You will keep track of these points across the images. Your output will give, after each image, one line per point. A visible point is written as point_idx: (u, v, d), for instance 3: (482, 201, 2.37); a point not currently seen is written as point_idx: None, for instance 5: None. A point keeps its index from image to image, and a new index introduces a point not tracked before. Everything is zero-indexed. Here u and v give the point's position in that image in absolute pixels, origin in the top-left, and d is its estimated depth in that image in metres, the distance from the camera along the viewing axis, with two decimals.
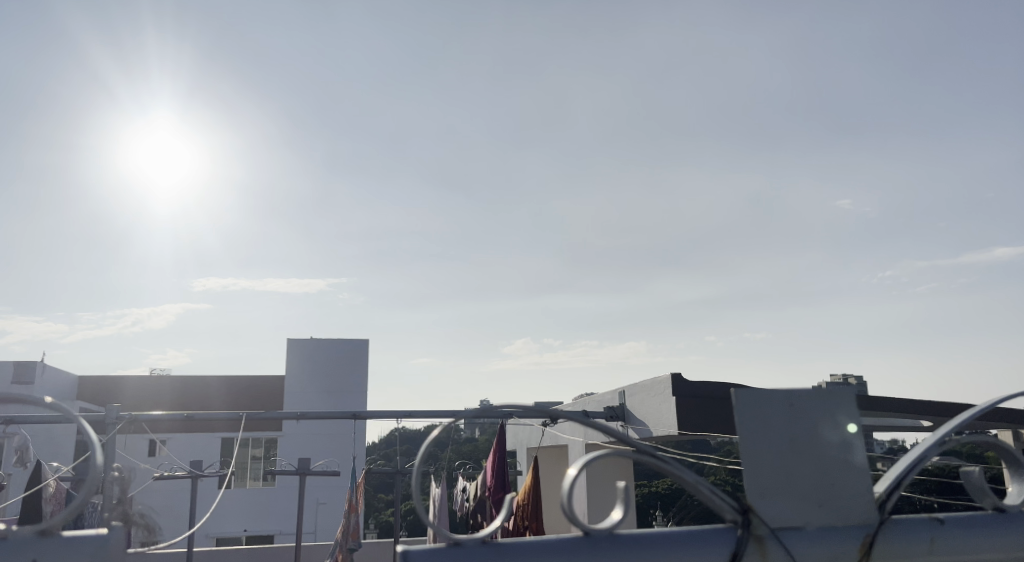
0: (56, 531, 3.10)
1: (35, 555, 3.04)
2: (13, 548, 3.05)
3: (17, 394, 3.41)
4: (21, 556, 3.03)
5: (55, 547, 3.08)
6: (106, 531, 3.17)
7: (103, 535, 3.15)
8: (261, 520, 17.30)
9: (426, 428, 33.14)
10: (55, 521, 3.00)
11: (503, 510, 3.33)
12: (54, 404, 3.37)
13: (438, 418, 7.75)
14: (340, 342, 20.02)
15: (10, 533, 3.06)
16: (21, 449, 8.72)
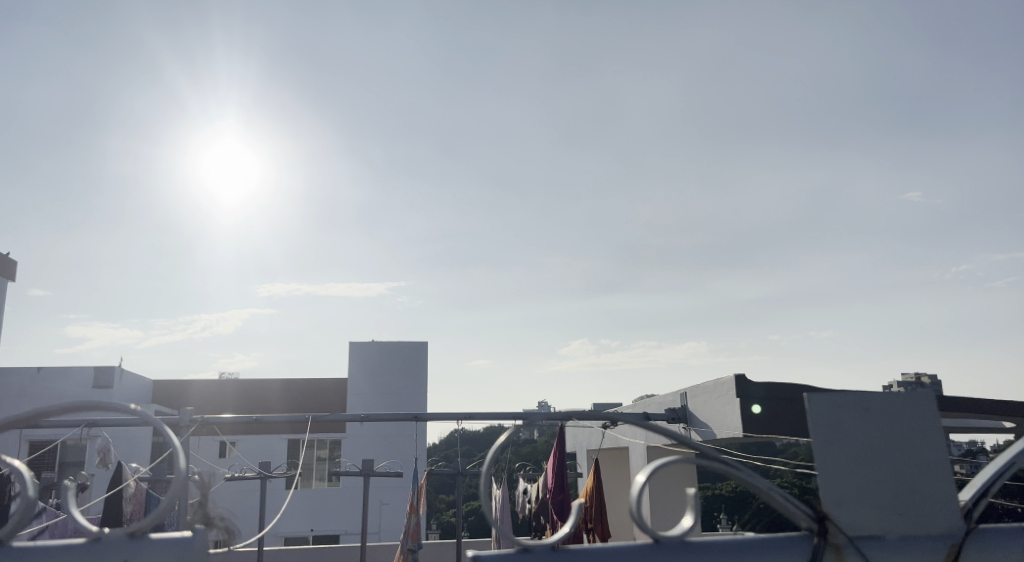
0: (144, 532, 3.24)
1: (126, 556, 3.18)
2: (104, 549, 3.18)
3: (99, 401, 3.57)
4: (113, 557, 3.17)
5: (143, 548, 3.20)
6: (190, 533, 3.29)
7: (187, 538, 3.28)
8: (327, 520, 17.67)
9: (487, 430, 33.30)
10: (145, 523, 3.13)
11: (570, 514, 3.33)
12: (140, 410, 3.54)
13: (498, 419, 7.78)
14: (400, 346, 20.33)
15: (102, 536, 3.21)
16: (103, 452, 9.08)
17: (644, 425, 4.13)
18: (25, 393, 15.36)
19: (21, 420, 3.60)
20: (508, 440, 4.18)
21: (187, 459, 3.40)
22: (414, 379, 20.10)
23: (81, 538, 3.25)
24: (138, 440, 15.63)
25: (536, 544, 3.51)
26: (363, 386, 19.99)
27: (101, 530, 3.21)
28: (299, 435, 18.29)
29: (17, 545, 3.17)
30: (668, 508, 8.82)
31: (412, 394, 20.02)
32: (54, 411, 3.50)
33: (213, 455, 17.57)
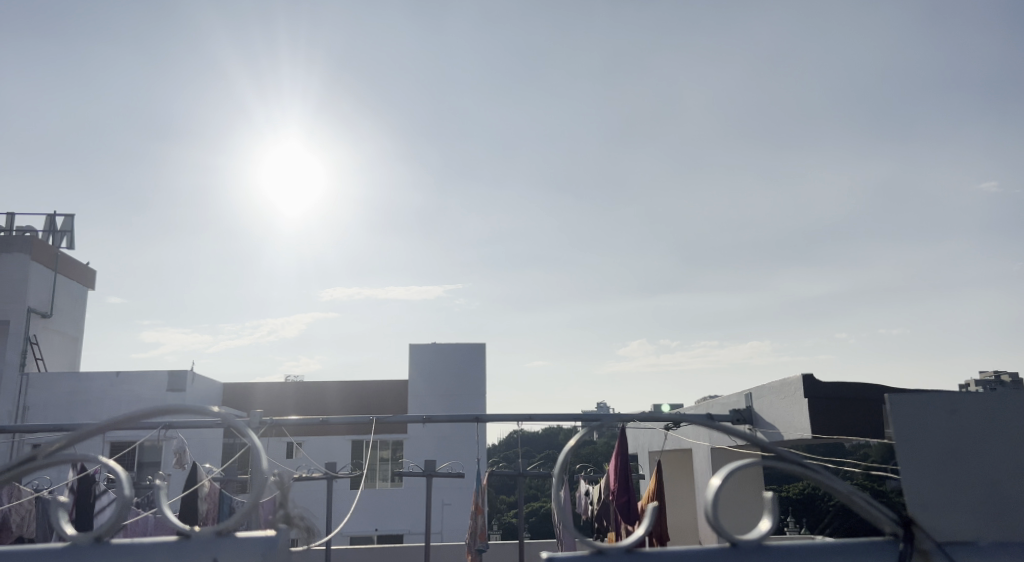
0: (231, 531, 3.35)
1: (214, 553, 3.29)
2: (195, 546, 3.30)
3: (184, 405, 3.71)
4: (203, 555, 3.28)
5: (231, 547, 3.31)
6: (274, 534, 3.40)
7: (270, 537, 3.38)
8: (391, 520, 17.93)
9: (546, 431, 33.25)
10: (235, 522, 3.23)
11: (644, 514, 3.31)
12: (222, 413, 3.70)
13: (559, 420, 7.78)
14: (459, 347, 20.50)
15: (193, 534, 3.33)
16: (179, 452, 9.42)
17: (715, 426, 4.08)
18: (105, 396, 16.04)
19: (111, 424, 3.75)
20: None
21: (270, 463, 3.52)
22: (473, 381, 20.25)
23: (172, 536, 3.37)
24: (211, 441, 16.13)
25: (610, 546, 3.49)
26: (423, 388, 20.22)
27: (191, 528, 3.32)
28: (363, 436, 18.62)
29: (112, 542, 3.29)
30: (742, 515, 8.65)
31: (472, 396, 20.16)
32: (141, 414, 3.66)
33: (281, 455, 18.02)
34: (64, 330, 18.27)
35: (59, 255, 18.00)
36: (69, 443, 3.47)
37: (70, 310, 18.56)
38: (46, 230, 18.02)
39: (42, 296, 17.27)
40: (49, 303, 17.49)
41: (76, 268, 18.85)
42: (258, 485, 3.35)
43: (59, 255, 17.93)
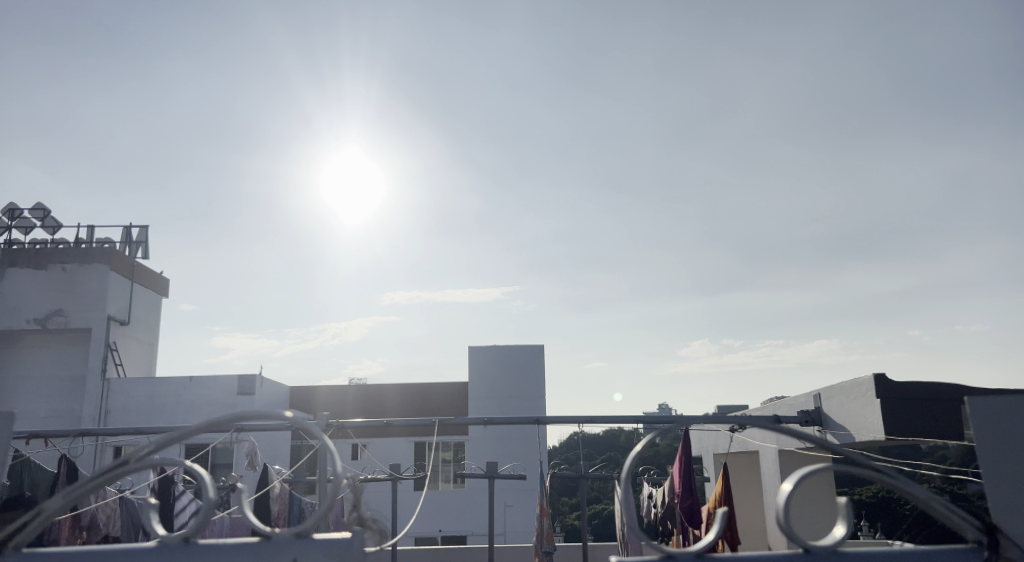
0: (309, 533, 3.42)
1: (294, 553, 3.35)
2: (274, 547, 3.37)
3: (261, 410, 3.87)
4: (283, 555, 3.35)
5: (310, 548, 3.38)
6: (350, 534, 3.46)
7: (346, 538, 3.43)
8: (454, 521, 18.10)
9: (607, 434, 33.05)
10: (313, 521, 3.28)
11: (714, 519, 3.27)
12: (294, 417, 3.83)
13: (620, 422, 7.73)
14: (517, 349, 20.55)
15: (274, 534, 3.40)
16: (251, 454, 9.74)
17: (784, 428, 4.00)
18: (179, 400, 16.63)
19: (192, 432, 3.92)
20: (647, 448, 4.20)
21: (344, 469, 3.60)
22: (532, 382, 20.28)
23: (253, 536, 3.45)
24: (280, 443, 16.54)
25: (680, 552, 3.46)
26: (482, 391, 20.34)
27: (271, 529, 3.39)
28: (425, 438, 18.84)
29: (199, 541, 3.39)
30: (821, 521, 8.47)
31: (532, 398, 20.18)
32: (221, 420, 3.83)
33: (346, 456, 18.38)
34: (141, 336, 19.03)
35: (135, 264, 18.75)
36: (159, 446, 3.61)
37: (146, 318, 19.33)
38: (123, 241, 18.81)
39: (120, 304, 18.01)
40: (126, 310, 18.24)
41: (151, 277, 19.60)
42: (334, 486, 3.43)
43: (135, 265, 18.69)
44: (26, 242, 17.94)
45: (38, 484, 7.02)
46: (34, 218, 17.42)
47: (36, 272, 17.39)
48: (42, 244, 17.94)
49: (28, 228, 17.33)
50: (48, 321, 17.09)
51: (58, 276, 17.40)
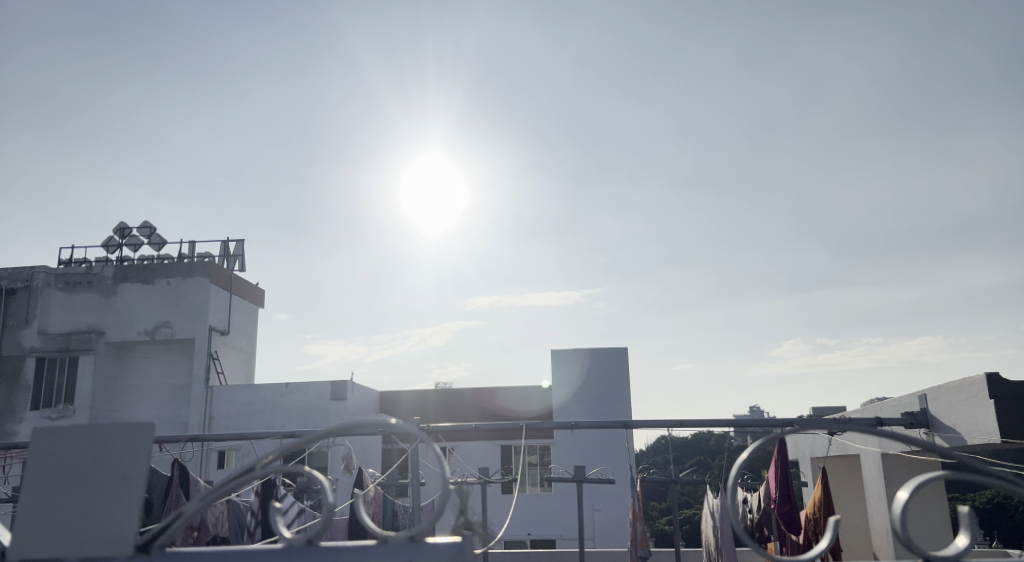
0: (424, 537, 3.33)
1: (411, 556, 3.26)
2: (391, 550, 3.29)
3: (368, 417, 4.00)
4: (399, 557, 3.27)
5: (425, 549, 3.28)
6: (462, 539, 3.34)
7: (458, 542, 3.31)
8: (543, 525, 18.14)
9: (696, 438, 32.44)
10: (432, 517, 3.27)
11: (830, 528, 3.15)
12: (400, 424, 3.98)
13: (712, 426, 7.57)
14: (602, 353, 20.41)
15: (389, 538, 3.32)
16: (346, 458, 10.03)
17: (895, 431, 3.84)
18: (276, 406, 17.26)
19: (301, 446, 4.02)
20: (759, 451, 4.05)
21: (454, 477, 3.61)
22: (618, 386, 20.10)
23: (370, 540, 3.39)
24: (373, 448, 16.93)
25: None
26: (566, 394, 20.32)
27: (387, 533, 3.33)
28: (512, 442, 18.96)
29: (322, 543, 3.32)
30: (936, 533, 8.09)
31: (617, 402, 20.00)
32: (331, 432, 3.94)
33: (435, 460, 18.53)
34: (240, 345, 19.93)
35: (233, 276, 19.64)
36: (281, 452, 3.66)
37: (245, 327, 20.22)
38: (222, 255, 19.74)
39: (220, 315, 18.88)
40: (226, 321, 19.12)
41: (248, 288, 20.51)
42: (446, 489, 3.42)
43: (233, 277, 19.57)
44: (136, 259, 19.05)
45: (152, 486, 7.48)
46: (142, 236, 18.48)
47: (145, 287, 18.45)
48: (150, 260, 19.04)
49: (137, 246, 18.40)
50: (156, 332, 18.11)
51: (165, 289, 18.40)
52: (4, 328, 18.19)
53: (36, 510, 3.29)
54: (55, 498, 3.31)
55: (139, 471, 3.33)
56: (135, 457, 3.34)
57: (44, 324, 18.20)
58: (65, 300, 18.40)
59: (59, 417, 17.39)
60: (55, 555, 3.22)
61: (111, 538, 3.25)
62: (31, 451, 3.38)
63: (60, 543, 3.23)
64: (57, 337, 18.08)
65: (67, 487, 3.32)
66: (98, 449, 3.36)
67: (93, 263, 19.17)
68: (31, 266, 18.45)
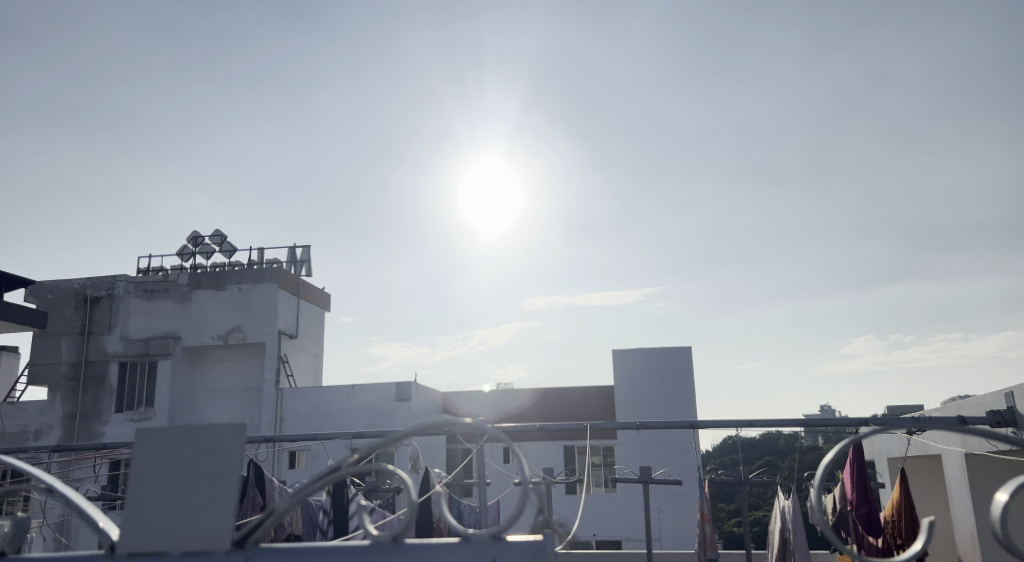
0: (505, 535, 3.36)
1: (494, 554, 3.30)
2: (475, 549, 3.33)
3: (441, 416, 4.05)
4: (482, 556, 3.31)
5: (507, 549, 3.31)
6: (543, 537, 3.34)
7: (540, 541, 3.32)
8: (609, 526, 18.04)
9: (765, 438, 31.77)
10: (512, 516, 3.29)
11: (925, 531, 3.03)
12: (471, 422, 4.04)
13: (783, 426, 7.39)
14: (665, 352, 20.16)
15: (471, 535, 3.36)
16: (414, 457, 10.18)
17: (989, 430, 3.68)
18: (344, 408, 17.59)
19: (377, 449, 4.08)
20: (840, 455, 3.91)
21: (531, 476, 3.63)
22: (682, 386, 19.82)
23: (453, 538, 3.44)
24: (437, 449, 17.07)
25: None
26: (630, 395, 20.14)
27: (468, 530, 3.37)
28: (576, 442, 18.94)
29: (407, 541, 3.38)
30: None
31: (681, 402, 19.72)
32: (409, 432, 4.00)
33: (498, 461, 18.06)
34: (308, 348, 20.42)
35: (301, 281, 20.13)
36: (364, 451, 3.73)
37: (312, 330, 20.71)
38: (289, 261, 20.26)
39: (289, 319, 19.39)
40: (294, 324, 19.62)
41: (315, 292, 21.01)
42: (526, 488, 3.43)
43: (300, 282, 20.07)
44: (209, 266, 19.71)
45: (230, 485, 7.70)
46: (213, 243, 19.11)
47: (218, 293, 19.07)
48: (222, 267, 19.69)
49: (209, 253, 19.04)
50: (229, 337, 18.71)
51: (236, 295, 18.98)
52: (89, 335, 19.09)
53: (140, 506, 3.44)
54: (157, 495, 3.45)
55: (233, 472, 3.44)
56: (230, 455, 3.46)
57: (125, 330, 19.01)
58: (143, 306, 19.17)
59: (140, 419, 18.12)
60: (161, 550, 3.37)
61: (210, 535, 3.37)
62: (133, 450, 3.54)
63: (164, 537, 3.38)
64: (137, 343, 18.85)
65: (167, 484, 3.46)
66: (196, 451, 3.49)
67: (169, 271, 19.93)
68: (112, 275, 19.29)
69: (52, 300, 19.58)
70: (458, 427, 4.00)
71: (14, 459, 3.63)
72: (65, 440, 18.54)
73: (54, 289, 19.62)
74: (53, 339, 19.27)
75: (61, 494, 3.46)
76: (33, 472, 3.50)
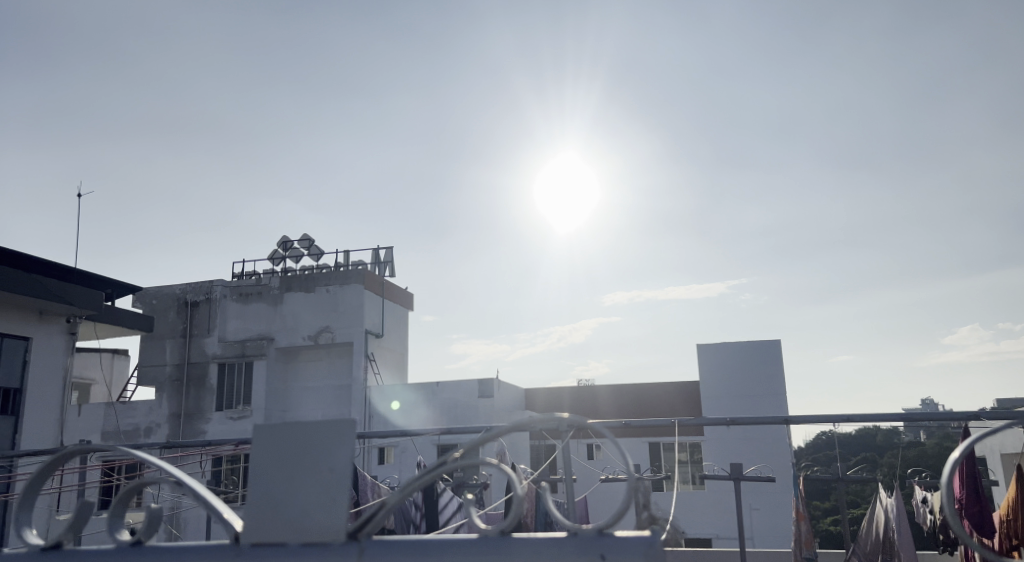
0: (612, 530, 3.32)
1: (602, 551, 3.27)
2: (583, 544, 3.31)
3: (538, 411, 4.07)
4: (591, 552, 3.28)
5: (615, 545, 3.27)
6: (650, 534, 3.29)
7: (649, 537, 3.28)
8: (701, 523, 17.76)
9: (862, 433, 30.51)
10: (620, 511, 3.26)
11: None
12: (569, 417, 4.05)
13: (883, 420, 7.05)
14: (753, 346, 19.58)
15: (579, 530, 3.35)
16: (500, 454, 10.27)
17: None
18: (428, 405, 17.86)
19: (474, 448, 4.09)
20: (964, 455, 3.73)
21: (634, 473, 3.61)
22: (772, 379, 19.21)
23: (561, 533, 3.43)
24: (520, 446, 17.13)
25: None
26: (717, 390, 19.71)
27: (577, 526, 3.37)
28: (661, 439, 18.72)
29: (514, 535, 3.42)
30: None
31: (771, 396, 19.15)
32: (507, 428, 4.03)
33: (583, 457, 17.98)
34: (393, 347, 20.87)
35: (385, 281, 20.58)
36: (469, 447, 3.77)
37: (396, 330, 21.15)
38: (373, 262, 20.75)
39: (375, 319, 19.87)
40: (380, 324, 20.10)
41: (399, 293, 21.46)
42: (632, 486, 3.40)
43: (384, 282, 20.52)
44: (298, 269, 20.38)
45: None
46: (302, 247, 19.76)
47: (307, 295, 19.72)
48: (311, 270, 20.35)
49: (298, 257, 19.70)
50: (319, 337, 19.31)
51: (324, 296, 19.58)
52: (191, 337, 20.05)
53: (261, 499, 3.58)
54: (277, 490, 3.58)
55: (346, 467, 3.54)
56: (342, 449, 3.56)
57: (223, 332, 19.88)
58: (239, 309, 20.00)
59: (239, 417, 18.89)
60: (280, 541, 3.50)
61: (326, 529, 3.48)
62: (253, 447, 3.68)
63: (283, 530, 3.51)
64: (235, 344, 19.67)
65: (284, 478, 3.59)
66: (310, 448, 3.60)
67: (262, 275, 20.74)
68: (210, 280, 20.24)
69: (157, 306, 20.68)
70: (553, 421, 4.02)
71: (145, 453, 3.84)
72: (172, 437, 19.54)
73: (157, 295, 20.71)
74: (158, 343, 20.34)
75: (188, 487, 3.64)
76: (161, 465, 3.68)
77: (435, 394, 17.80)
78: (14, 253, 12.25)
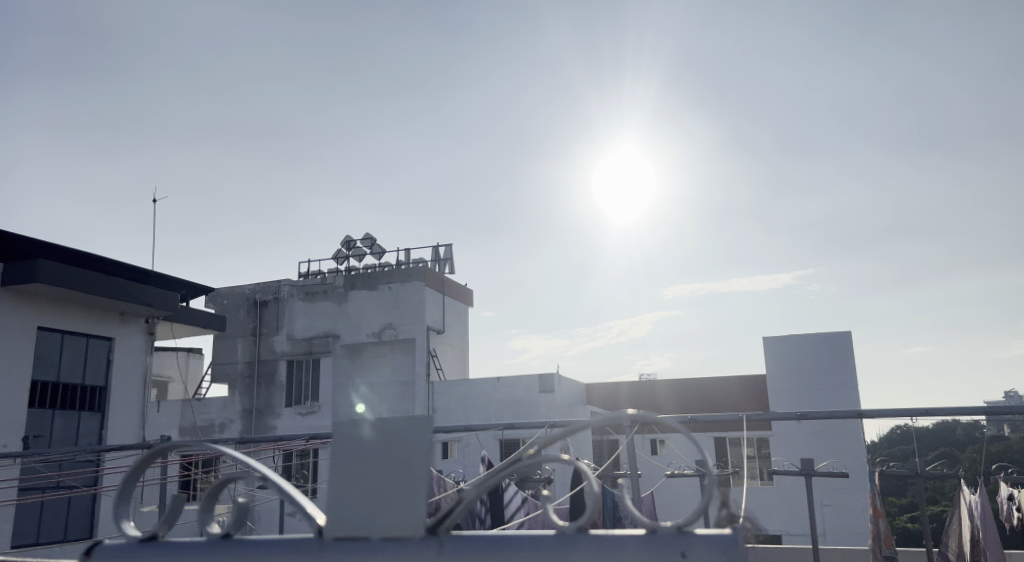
0: (692, 529, 3.27)
1: (682, 549, 3.21)
2: (662, 543, 3.27)
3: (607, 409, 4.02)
4: (670, 550, 3.23)
5: (695, 543, 3.22)
6: (731, 531, 3.23)
7: (729, 536, 3.21)
8: (771, 520, 17.39)
9: (938, 426, 29.39)
10: (698, 509, 3.21)
11: None
12: (638, 414, 4.00)
13: (965, 414, 6.76)
14: (821, 338, 19.03)
15: (657, 528, 3.32)
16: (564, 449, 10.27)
17: None
18: (491, 400, 17.97)
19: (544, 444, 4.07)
20: None
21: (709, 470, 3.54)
22: (842, 372, 18.65)
23: (639, 530, 3.40)
24: (581, 442, 17.09)
25: None
26: (785, 384, 19.26)
27: (656, 524, 3.34)
28: (726, 433, 18.41)
29: (592, 532, 3.40)
30: None
31: (841, 389, 18.59)
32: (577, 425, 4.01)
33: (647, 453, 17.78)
34: (455, 343, 21.08)
35: (445, 278, 20.78)
36: (543, 444, 3.76)
37: (457, 326, 21.34)
38: (433, 259, 20.95)
39: (436, 316, 20.08)
40: (441, 320, 20.30)
41: (459, 289, 21.62)
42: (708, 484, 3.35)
43: (445, 279, 20.71)
44: (360, 268, 20.73)
45: None
46: (364, 246, 20.09)
47: (370, 293, 20.05)
48: (373, 268, 20.68)
49: (360, 256, 20.03)
50: (383, 333, 19.62)
51: (386, 294, 19.87)
52: (261, 336, 20.64)
53: (341, 495, 3.64)
54: (356, 485, 3.64)
55: (422, 462, 3.58)
56: (418, 446, 3.60)
57: (291, 330, 20.41)
58: (305, 308, 20.49)
59: (308, 413, 19.37)
60: (361, 535, 3.56)
61: (406, 522, 3.53)
62: (330, 444, 3.75)
63: (364, 525, 3.56)
64: (303, 342, 20.19)
65: (361, 474, 3.65)
66: (385, 445, 3.65)
67: (326, 274, 21.16)
68: (278, 280, 20.77)
69: (228, 305, 21.33)
70: (622, 417, 3.96)
71: (227, 448, 3.92)
72: (245, 433, 20.18)
73: (228, 295, 21.36)
74: (230, 341, 20.98)
75: (273, 483, 3.72)
76: (246, 461, 3.76)
77: (496, 390, 17.90)
78: (94, 257, 12.80)
